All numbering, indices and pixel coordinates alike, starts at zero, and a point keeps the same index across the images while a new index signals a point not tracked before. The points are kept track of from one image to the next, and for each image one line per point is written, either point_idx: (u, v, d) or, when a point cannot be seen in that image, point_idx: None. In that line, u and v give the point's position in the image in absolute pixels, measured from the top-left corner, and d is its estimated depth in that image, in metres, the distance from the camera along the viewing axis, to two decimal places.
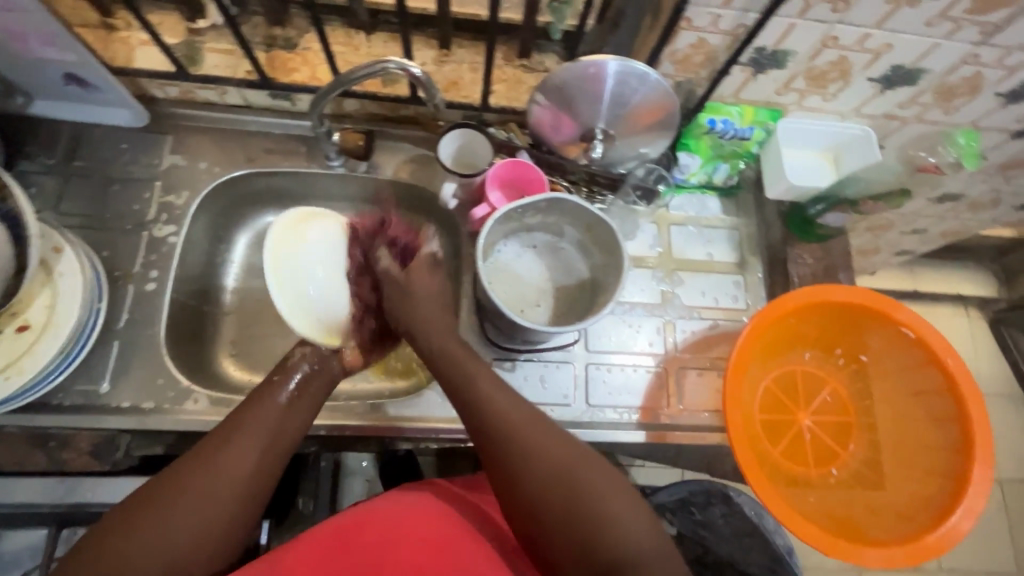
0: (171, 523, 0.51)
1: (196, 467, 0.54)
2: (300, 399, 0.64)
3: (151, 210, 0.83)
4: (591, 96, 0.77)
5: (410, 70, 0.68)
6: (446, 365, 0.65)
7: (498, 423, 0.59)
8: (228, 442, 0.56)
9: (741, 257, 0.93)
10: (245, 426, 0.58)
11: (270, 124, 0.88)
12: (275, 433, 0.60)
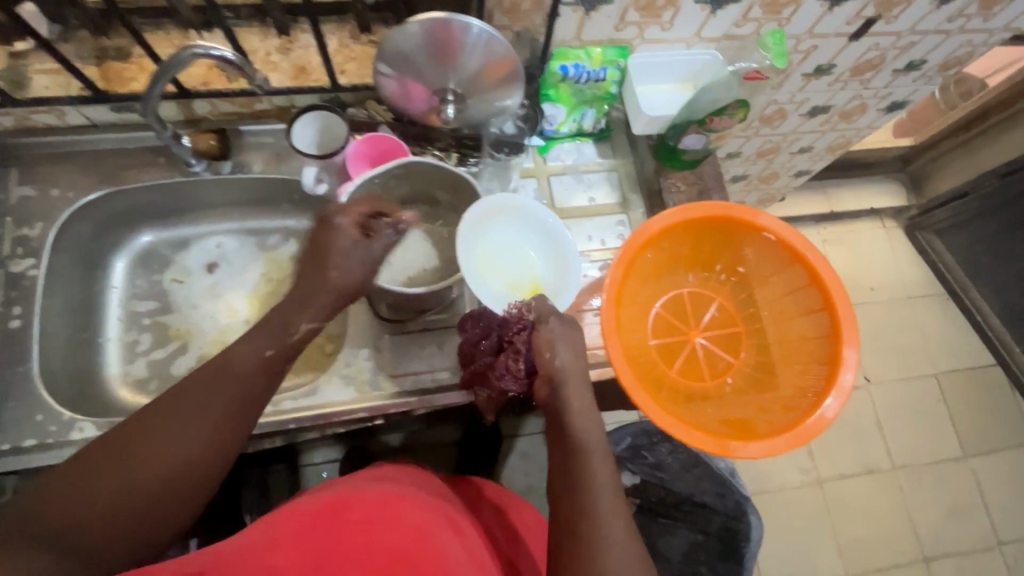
0: (113, 490, 0.51)
1: (143, 436, 0.54)
2: (271, 374, 0.61)
3: (6, 246, 0.79)
4: (432, 59, 0.78)
5: (218, 53, 0.66)
6: (563, 413, 0.64)
7: (592, 481, 0.59)
8: (185, 409, 0.55)
9: (621, 195, 0.96)
10: (204, 393, 0.56)
11: (122, 140, 0.85)
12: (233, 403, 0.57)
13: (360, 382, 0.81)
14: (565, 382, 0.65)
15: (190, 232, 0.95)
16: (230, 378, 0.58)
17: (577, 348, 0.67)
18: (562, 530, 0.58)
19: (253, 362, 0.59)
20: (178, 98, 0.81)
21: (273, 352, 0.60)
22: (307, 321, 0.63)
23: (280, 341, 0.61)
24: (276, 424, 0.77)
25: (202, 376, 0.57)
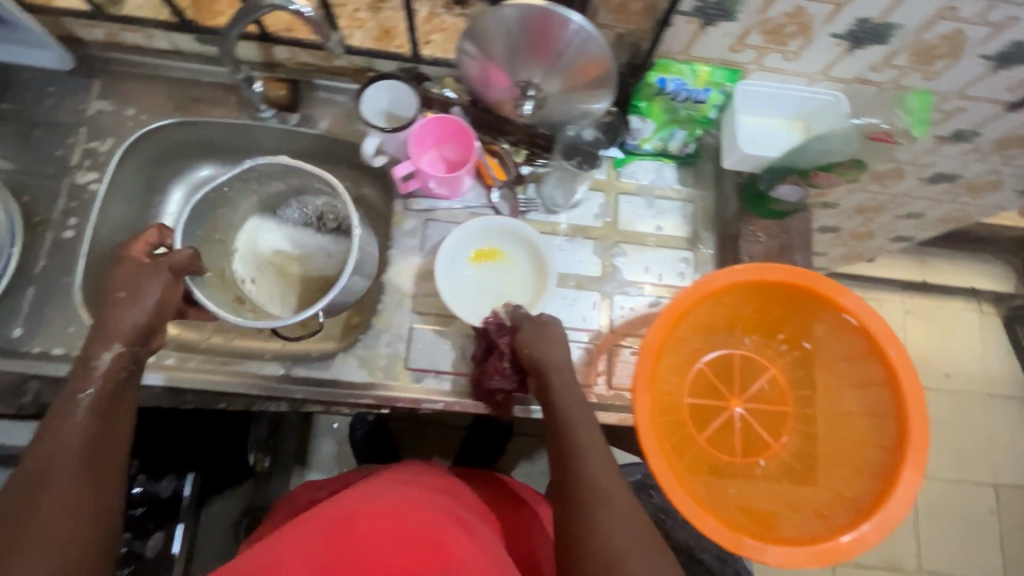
0: None
1: (13, 533, 0.47)
2: (111, 409, 0.57)
3: (75, 156, 0.81)
4: (521, 47, 0.71)
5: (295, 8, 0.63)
6: (550, 403, 0.64)
7: (587, 462, 0.57)
8: (43, 489, 0.49)
9: (692, 231, 0.87)
10: (48, 460, 0.51)
11: (200, 72, 0.85)
12: (91, 445, 0.54)
13: (375, 366, 0.78)
14: (550, 374, 0.65)
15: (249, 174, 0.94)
16: (71, 434, 0.53)
17: (556, 338, 0.68)
18: (563, 505, 0.56)
19: (82, 406, 0.55)
20: (259, 40, 0.79)
21: (94, 392, 0.56)
22: (111, 348, 0.59)
23: (99, 373, 0.58)
24: (284, 389, 0.77)
25: (42, 448, 0.52)
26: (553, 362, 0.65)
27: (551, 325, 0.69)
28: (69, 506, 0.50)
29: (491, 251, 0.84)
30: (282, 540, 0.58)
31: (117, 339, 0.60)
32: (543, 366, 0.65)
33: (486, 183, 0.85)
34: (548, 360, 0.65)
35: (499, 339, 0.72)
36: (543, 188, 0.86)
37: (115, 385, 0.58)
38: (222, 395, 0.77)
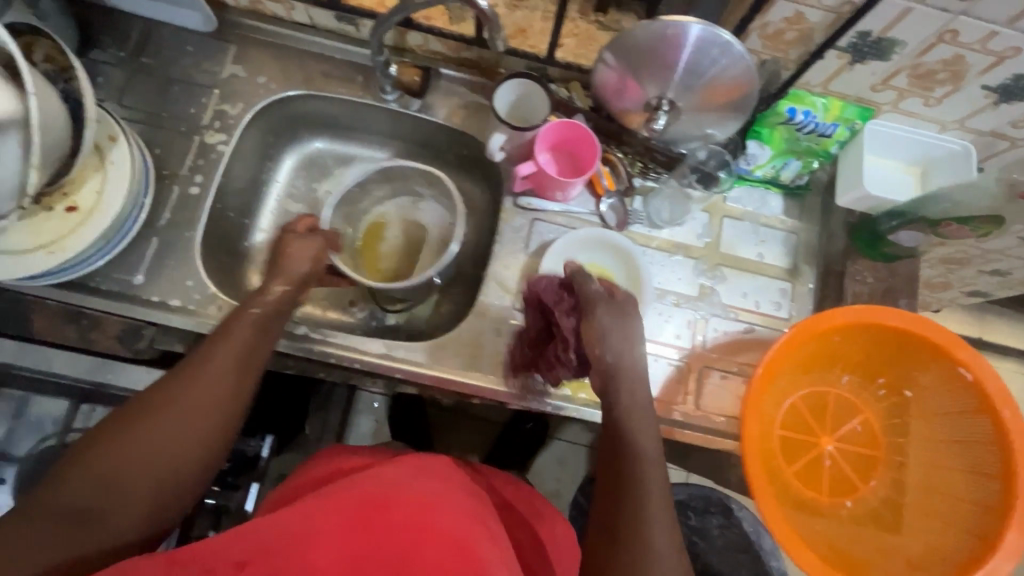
0: (147, 451, 0.54)
1: (162, 399, 0.56)
2: (265, 331, 0.66)
3: (206, 115, 0.84)
4: (665, 62, 0.72)
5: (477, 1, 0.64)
6: (617, 400, 0.63)
7: (644, 480, 0.58)
8: (200, 372, 0.59)
9: (793, 263, 0.87)
10: (212, 353, 0.61)
11: (331, 48, 0.86)
12: (249, 355, 0.63)
13: (472, 357, 0.79)
14: (620, 370, 0.64)
15: (357, 151, 0.96)
16: (234, 338, 0.63)
17: (635, 343, 0.65)
18: (608, 524, 0.57)
19: (246, 321, 0.65)
20: (399, 25, 0.80)
21: (260, 310, 0.67)
22: (280, 286, 0.70)
23: (263, 302, 0.68)
24: (383, 366, 0.78)
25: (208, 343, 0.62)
26: (634, 361, 0.65)
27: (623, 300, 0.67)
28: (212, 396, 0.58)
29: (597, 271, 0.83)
30: (315, 506, 0.51)
31: (285, 277, 0.72)
32: (624, 365, 0.64)
33: (596, 193, 0.85)
34: (627, 358, 0.65)
35: (561, 317, 0.69)
36: (650, 202, 0.85)
37: (266, 319, 0.67)
38: (323, 364, 0.80)
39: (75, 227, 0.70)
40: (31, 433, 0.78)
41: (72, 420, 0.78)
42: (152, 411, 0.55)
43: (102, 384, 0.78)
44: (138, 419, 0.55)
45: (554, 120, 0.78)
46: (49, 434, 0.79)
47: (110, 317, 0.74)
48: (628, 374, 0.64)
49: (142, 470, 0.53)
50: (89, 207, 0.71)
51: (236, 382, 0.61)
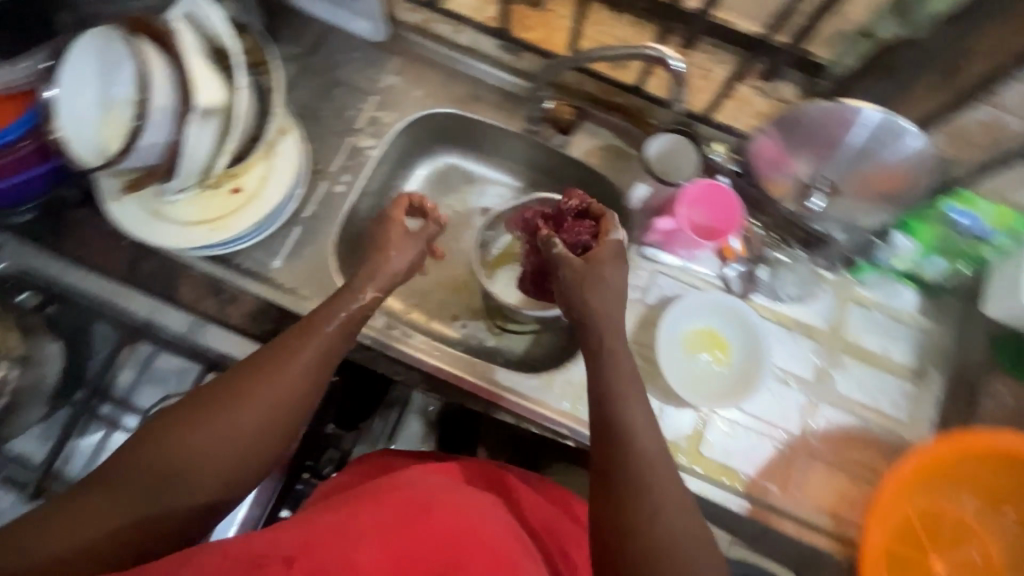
0: (214, 444, 0.53)
1: (235, 395, 0.55)
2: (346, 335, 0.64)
3: (361, 120, 0.88)
4: (834, 142, 0.73)
5: (667, 61, 0.64)
6: (611, 401, 0.58)
7: (655, 498, 0.52)
8: (275, 367, 0.58)
9: (920, 365, 0.82)
10: (293, 350, 0.59)
11: (486, 74, 0.89)
12: (325, 359, 0.61)
13: (576, 399, 0.79)
14: (608, 372, 0.59)
15: (483, 171, 0.97)
16: (316, 339, 0.61)
17: (608, 296, 0.64)
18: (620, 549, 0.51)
19: (332, 323, 0.63)
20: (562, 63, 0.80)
21: (347, 315, 0.64)
22: (371, 292, 0.67)
23: (353, 306, 0.65)
24: (490, 393, 0.78)
25: (289, 338, 0.60)
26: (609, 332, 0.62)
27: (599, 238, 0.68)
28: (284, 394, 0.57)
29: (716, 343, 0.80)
30: (360, 508, 0.51)
31: (383, 278, 0.69)
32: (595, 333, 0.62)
33: (723, 256, 0.82)
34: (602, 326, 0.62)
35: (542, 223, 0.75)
36: (777, 275, 0.82)
37: (350, 323, 0.64)
38: (429, 378, 0.80)
39: (237, 207, 0.77)
40: (156, 385, 0.79)
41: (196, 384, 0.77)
42: (223, 399, 0.55)
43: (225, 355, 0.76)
44: (209, 412, 0.54)
45: (699, 179, 0.77)
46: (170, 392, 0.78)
47: (247, 294, 0.79)
48: (622, 381, 0.59)
49: (203, 459, 0.52)
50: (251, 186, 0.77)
51: (309, 384, 0.59)
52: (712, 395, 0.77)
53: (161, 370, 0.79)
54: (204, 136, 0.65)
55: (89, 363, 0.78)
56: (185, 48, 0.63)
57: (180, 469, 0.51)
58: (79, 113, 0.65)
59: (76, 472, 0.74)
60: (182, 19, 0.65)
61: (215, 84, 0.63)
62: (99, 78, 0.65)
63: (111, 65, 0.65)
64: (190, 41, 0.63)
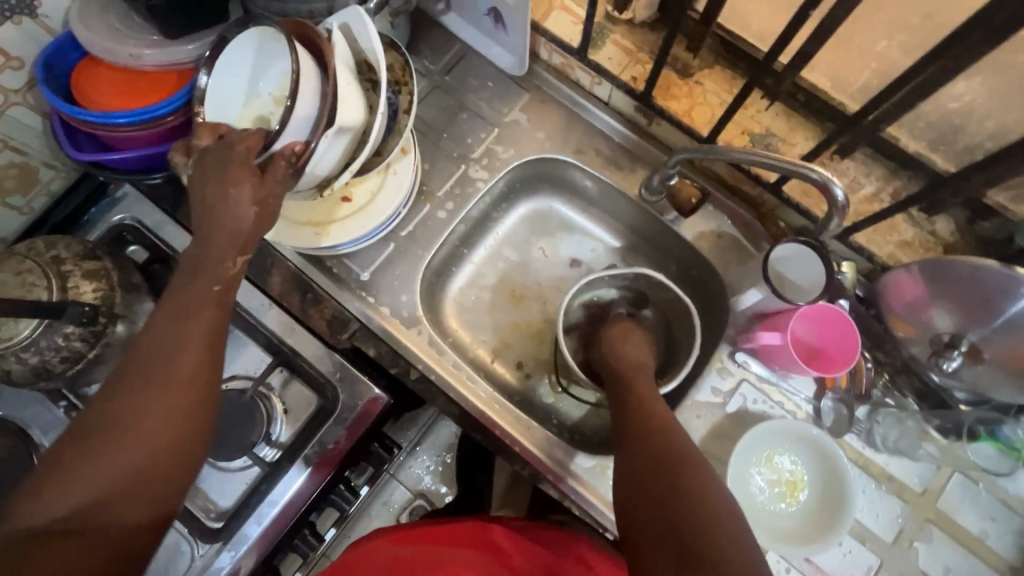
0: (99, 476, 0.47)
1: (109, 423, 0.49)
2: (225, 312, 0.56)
3: (478, 149, 0.87)
4: (986, 303, 0.62)
5: (830, 186, 0.60)
6: (629, 403, 0.65)
7: (680, 461, 0.56)
8: (154, 372, 0.51)
9: (1019, 563, 0.73)
10: (167, 344, 0.52)
11: (613, 129, 0.86)
12: (198, 344, 0.53)
13: None
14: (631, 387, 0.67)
15: (582, 224, 0.93)
16: (192, 326, 0.53)
17: (631, 359, 0.72)
18: (657, 516, 0.53)
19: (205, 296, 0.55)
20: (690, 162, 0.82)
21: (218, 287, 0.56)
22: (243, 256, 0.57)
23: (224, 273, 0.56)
24: (539, 461, 0.76)
25: (161, 333, 0.53)
26: (641, 384, 0.67)
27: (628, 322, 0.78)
28: (173, 400, 0.51)
29: (791, 477, 0.74)
30: None
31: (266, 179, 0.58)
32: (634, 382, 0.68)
33: (822, 383, 0.76)
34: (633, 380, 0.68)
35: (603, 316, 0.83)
36: (877, 420, 0.75)
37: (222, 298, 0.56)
38: (482, 427, 0.79)
39: (345, 215, 0.77)
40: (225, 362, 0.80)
41: (265, 376, 0.77)
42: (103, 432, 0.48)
43: (294, 356, 0.78)
44: (79, 455, 0.47)
45: (820, 301, 0.70)
46: (237, 374, 0.80)
47: (331, 300, 0.81)
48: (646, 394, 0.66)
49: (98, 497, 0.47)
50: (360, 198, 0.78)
51: (198, 357, 0.53)
52: (774, 533, 0.71)
53: (235, 348, 0.80)
54: (337, 149, 0.64)
55: None
56: (339, 63, 0.63)
57: (75, 512, 0.45)
58: (232, 90, 0.66)
59: None
60: (338, 28, 0.65)
61: (356, 103, 0.63)
62: (254, 67, 0.66)
63: (266, 58, 0.66)
64: (343, 57, 0.63)
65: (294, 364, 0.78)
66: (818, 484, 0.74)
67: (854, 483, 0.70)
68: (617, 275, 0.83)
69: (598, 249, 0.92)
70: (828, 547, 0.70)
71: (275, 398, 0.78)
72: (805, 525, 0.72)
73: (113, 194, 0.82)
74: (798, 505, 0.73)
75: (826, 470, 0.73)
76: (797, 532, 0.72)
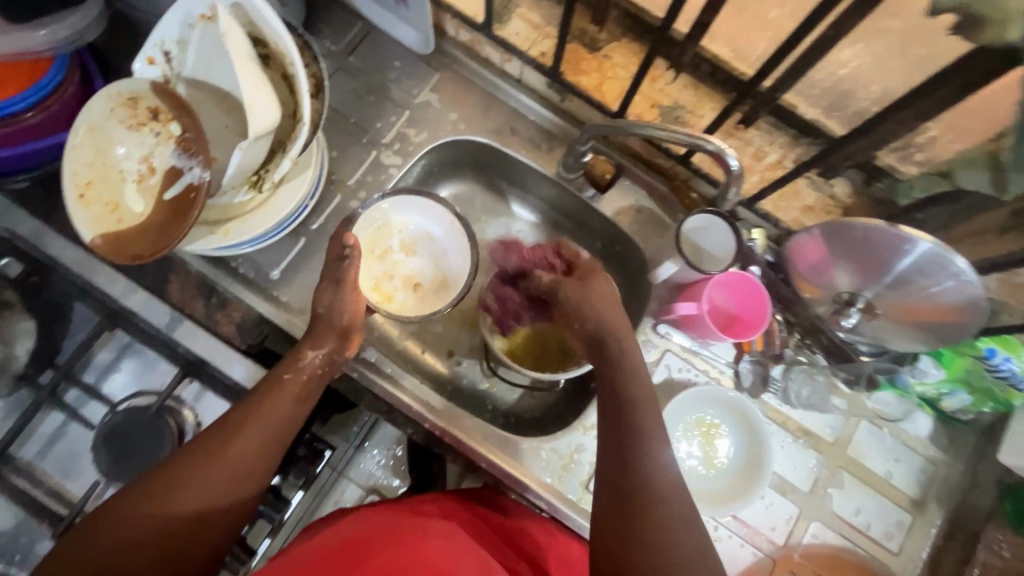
0: (152, 525, 0.52)
1: (186, 471, 0.55)
2: (301, 404, 0.63)
3: (389, 133, 0.83)
4: (878, 262, 0.65)
5: (725, 156, 0.61)
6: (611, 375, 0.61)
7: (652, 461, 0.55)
8: (239, 431, 0.58)
9: (922, 497, 0.78)
10: (260, 424, 0.59)
11: (527, 107, 0.84)
12: (278, 425, 0.61)
13: (560, 473, 0.76)
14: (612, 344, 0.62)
15: (504, 205, 0.90)
16: (274, 411, 0.61)
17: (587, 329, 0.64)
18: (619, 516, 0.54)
19: (294, 389, 0.63)
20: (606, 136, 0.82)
21: (293, 377, 0.64)
22: (314, 350, 0.66)
23: (304, 366, 0.65)
24: (471, 449, 0.75)
25: (241, 413, 0.60)
26: (637, 458, 0.55)
27: (621, 316, 0.64)
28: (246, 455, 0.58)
29: (711, 436, 0.77)
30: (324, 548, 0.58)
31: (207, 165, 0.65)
32: (627, 415, 0.58)
33: (739, 347, 0.78)
34: (655, 456, 0.55)
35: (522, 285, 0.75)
36: (791, 378, 0.78)
37: (316, 380, 0.66)
38: (411, 421, 0.78)
39: (243, 211, 0.71)
40: (134, 377, 0.76)
41: (172, 390, 0.73)
42: (170, 483, 0.54)
43: (204, 364, 0.73)
44: (157, 495, 0.53)
45: (731, 270, 0.73)
46: (145, 387, 0.76)
47: (239, 303, 0.76)
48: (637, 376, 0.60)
49: (144, 553, 0.52)
50: (400, 304, 0.82)
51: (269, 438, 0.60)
52: (702, 495, 0.74)
53: (145, 358, 0.76)
54: (259, 152, 0.64)
55: (64, 344, 0.74)
56: (233, 54, 0.60)
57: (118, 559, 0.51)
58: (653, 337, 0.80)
59: (30, 456, 0.72)
60: (223, 8, 0.61)
61: (268, 106, 0.61)
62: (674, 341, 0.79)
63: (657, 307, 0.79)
64: (239, 45, 0.61)
65: (200, 375, 0.74)
66: (738, 442, 0.77)
67: (768, 437, 0.75)
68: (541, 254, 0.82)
69: (524, 231, 0.90)
70: (751, 503, 0.73)
71: (188, 411, 0.74)
72: (731, 487, 0.75)
73: None
74: (721, 467, 0.76)
75: (750, 430, 0.76)
76: (722, 490, 0.75)
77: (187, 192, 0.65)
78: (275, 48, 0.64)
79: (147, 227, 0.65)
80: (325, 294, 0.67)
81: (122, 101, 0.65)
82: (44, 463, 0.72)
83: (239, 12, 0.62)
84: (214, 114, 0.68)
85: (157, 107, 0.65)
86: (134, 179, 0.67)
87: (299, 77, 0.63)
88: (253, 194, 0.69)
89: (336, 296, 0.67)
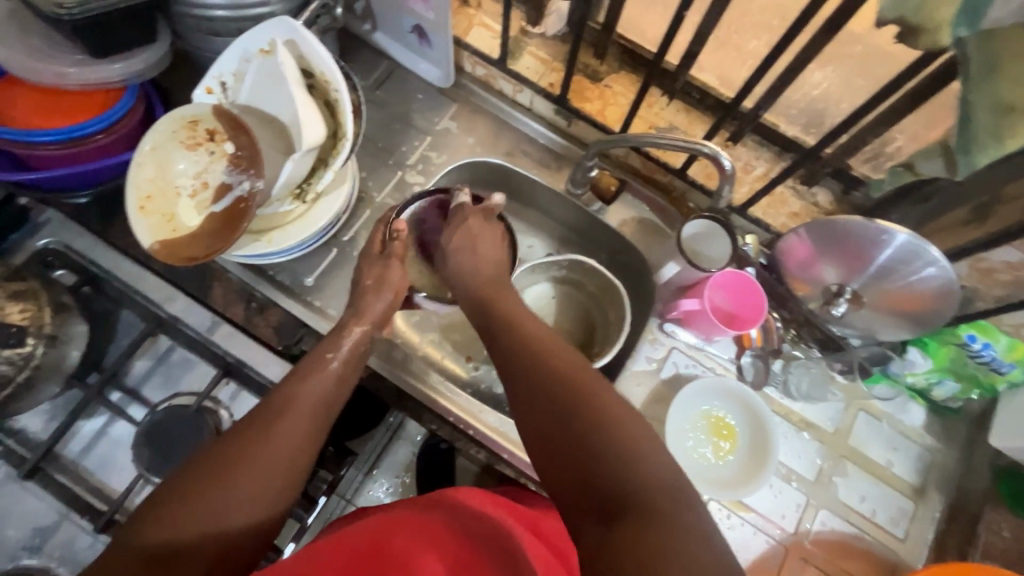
0: (217, 500, 0.50)
1: (243, 446, 0.54)
2: (345, 382, 0.65)
3: (413, 156, 0.92)
4: (862, 255, 0.72)
5: (720, 159, 0.69)
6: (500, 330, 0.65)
7: (564, 378, 0.55)
8: (292, 407, 0.58)
9: (922, 484, 0.82)
10: (308, 400, 0.60)
11: (537, 132, 0.94)
12: (324, 405, 0.61)
13: None
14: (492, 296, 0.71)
15: (516, 222, 0.97)
16: (317, 386, 0.62)
17: (486, 280, 0.73)
18: (552, 445, 0.52)
19: (335, 369, 0.65)
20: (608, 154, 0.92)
21: (337, 360, 0.66)
22: (359, 327, 0.70)
23: (346, 346, 0.68)
24: (495, 441, 0.80)
25: (287, 393, 0.60)
26: (546, 376, 0.56)
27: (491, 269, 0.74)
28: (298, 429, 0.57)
29: (719, 426, 0.81)
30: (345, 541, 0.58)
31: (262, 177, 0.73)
32: (528, 360, 0.59)
33: (740, 343, 0.83)
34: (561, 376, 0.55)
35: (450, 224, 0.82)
36: (791, 371, 0.84)
37: (357, 361, 0.68)
38: (437, 418, 0.83)
39: (285, 222, 0.78)
40: (173, 383, 0.81)
41: (211, 390, 0.77)
42: (234, 456, 0.52)
43: (241, 364, 0.77)
44: (217, 473, 0.51)
45: (728, 269, 0.78)
46: (183, 390, 0.80)
47: (276, 308, 0.83)
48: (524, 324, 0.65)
49: (211, 528, 0.48)
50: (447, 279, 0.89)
51: (321, 415, 0.61)
52: (711, 481, 0.78)
53: (186, 362, 0.81)
54: (305, 164, 0.72)
55: (110, 347, 0.79)
56: (290, 81, 0.70)
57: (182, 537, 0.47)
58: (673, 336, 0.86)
59: (73, 455, 0.76)
60: (281, 44, 0.71)
61: (319, 126, 0.70)
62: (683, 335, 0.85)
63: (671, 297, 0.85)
64: (294, 74, 0.71)
65: (237, 375, 0.79)
66: (744, 433, 0.81)
67: (773, 425, 0.79)
68: (554, 261, 0.88)
69: (535, 246, 0.97)
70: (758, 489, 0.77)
71: (224, 410, 0.78)
72: (739, 475, 0.79)
73: (35, 219, 0.79)
74: (729, 456, 0.80)
75: (759, 420, 0.80)
76: (732, 475, 0.79)
77: (236, 203, 0.72)
78: (320, 78, 0.74)
79: (199, 235, 0.72)
80: (377, 267, 0.75)
81: (185, 122, 0.74)
82: (86, 462, 0.76)
83: (291, 47, 0.72)
84: (262, 134, 0.76)
85: (215, 128, 0.74)
86: (188, 193, 0.74)
87: (342, 98, 0.72)
88: (296, 204, 0.76)
89: (386, 267, 0.75)
